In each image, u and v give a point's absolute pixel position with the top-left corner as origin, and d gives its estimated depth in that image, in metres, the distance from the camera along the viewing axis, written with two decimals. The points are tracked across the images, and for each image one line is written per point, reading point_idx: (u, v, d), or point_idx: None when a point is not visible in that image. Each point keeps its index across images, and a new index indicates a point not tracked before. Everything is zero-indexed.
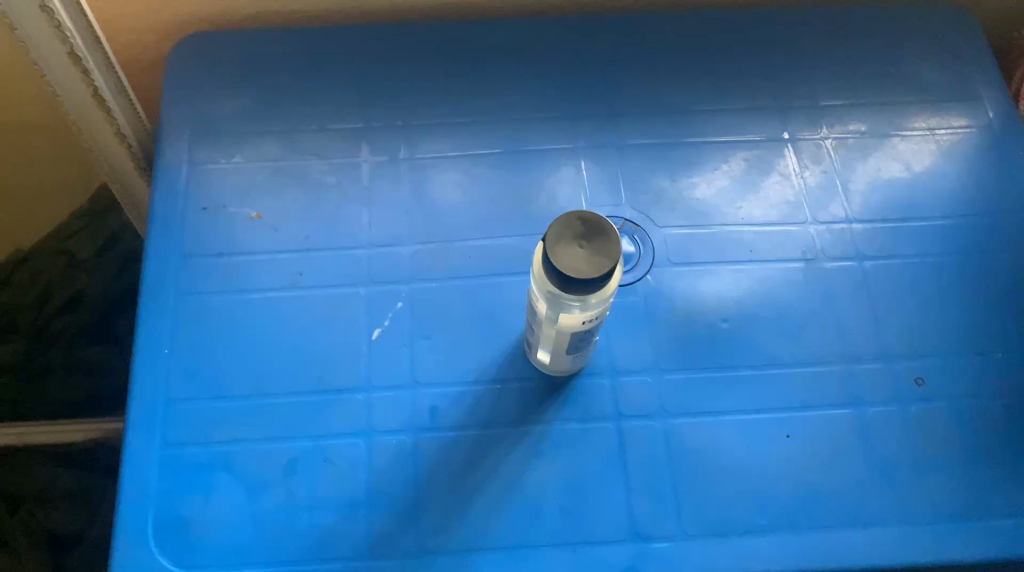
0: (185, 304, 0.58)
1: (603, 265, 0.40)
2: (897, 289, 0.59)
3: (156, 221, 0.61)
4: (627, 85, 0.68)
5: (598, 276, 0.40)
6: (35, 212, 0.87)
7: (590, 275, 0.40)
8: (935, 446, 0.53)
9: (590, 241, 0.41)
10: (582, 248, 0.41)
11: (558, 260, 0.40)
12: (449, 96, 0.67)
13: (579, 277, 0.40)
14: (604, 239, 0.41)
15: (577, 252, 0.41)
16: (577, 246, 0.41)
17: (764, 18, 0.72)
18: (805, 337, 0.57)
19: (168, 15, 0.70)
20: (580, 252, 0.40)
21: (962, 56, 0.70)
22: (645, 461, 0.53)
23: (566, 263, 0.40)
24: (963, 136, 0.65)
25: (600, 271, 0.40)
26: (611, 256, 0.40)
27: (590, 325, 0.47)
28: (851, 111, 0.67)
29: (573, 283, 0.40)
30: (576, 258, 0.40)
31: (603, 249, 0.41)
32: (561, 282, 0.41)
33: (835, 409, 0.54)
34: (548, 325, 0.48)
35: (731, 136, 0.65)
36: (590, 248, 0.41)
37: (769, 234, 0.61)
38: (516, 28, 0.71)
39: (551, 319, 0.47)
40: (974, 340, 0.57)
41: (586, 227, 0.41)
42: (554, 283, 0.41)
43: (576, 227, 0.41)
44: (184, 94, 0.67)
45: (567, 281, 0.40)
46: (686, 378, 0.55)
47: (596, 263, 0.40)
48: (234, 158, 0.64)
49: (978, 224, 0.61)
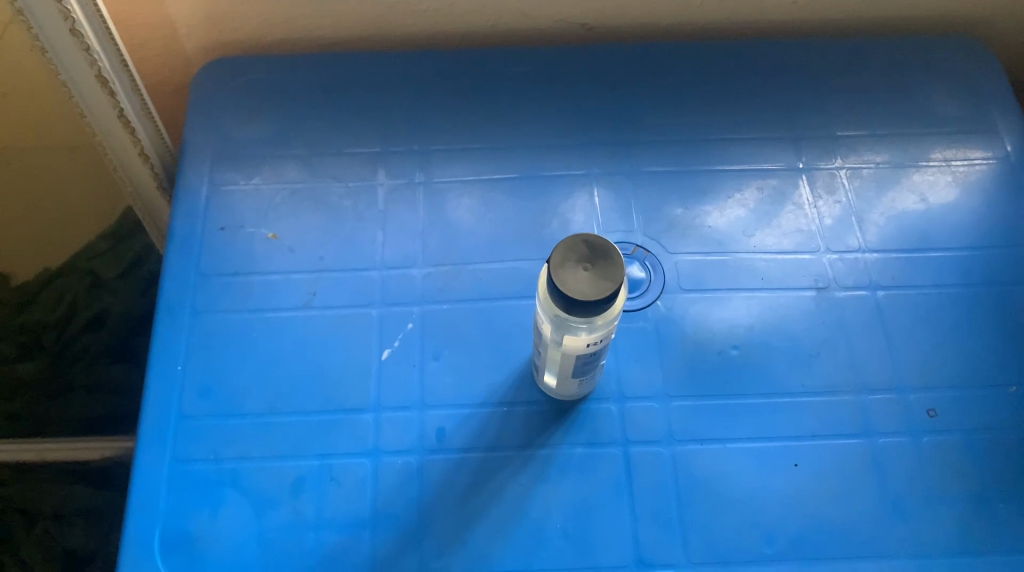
0: (200, 322, 0.59)
1: (605, 287, 0.40)
2: (909, 319, 0.58)
3: (175, 240, 0.62)
4: (643, 113, 0.68)
5: (601, 297, 0.40)
6: (60, 230, 0.89)
7: (592, 297, 0.40)
8: (945, 478, 0.53)
9: (593, 263, 0.41)
10: (585, 271, 0.41)
11: (561, 282, 0.41)
12: (467, 122, 0.68)
13: (581, 298, 0.40)
14: (607, 262, 0.41)
15: (581, 275, 0.41)
16: (581, 268, 0.41)
17: (782, 49, 0.72)
18: (815, 366, 0.57)
19: (195, 41, 0.71)
20: (584, 274, 0.41)
21: (980, 88, 0.70)
22: (652, 487, 0.52)
23: (570, 285, 0.40)
24: (979, 169, 0.65)
25: (603, 294, 0.40)
26: (614, 278, 0.41)
27: (595, 349, 0.47)
28: (866, 141, 0.67)
29: (576, 305, 0.40)
30: (579, 280, 0.41)
31: (606, 272, 0.41)
32: (565, 304, 0.41)
33: (844, 439, 0.54)
34: (555, 347, 0.48)
35: (746, 165, 0.65)
36: (594, 271, 0.41)
37: (782, 263, 0.61)
38: (535, 56, 0.72)
39: (557, 342, 0.47)
40: (988, 373, 0.56)
41: (590, 249, 0.41)
42: (559, 306, 0.42)
43: (581, 250, 0.41)
44: (207, 117, 0.68)
45: (570, 302, 0.40)
46: (695, 405, 0.55)
47: (599, 285, 0.40)
48: (253, 179, 0.65)
49: (993, 257, 0.61)
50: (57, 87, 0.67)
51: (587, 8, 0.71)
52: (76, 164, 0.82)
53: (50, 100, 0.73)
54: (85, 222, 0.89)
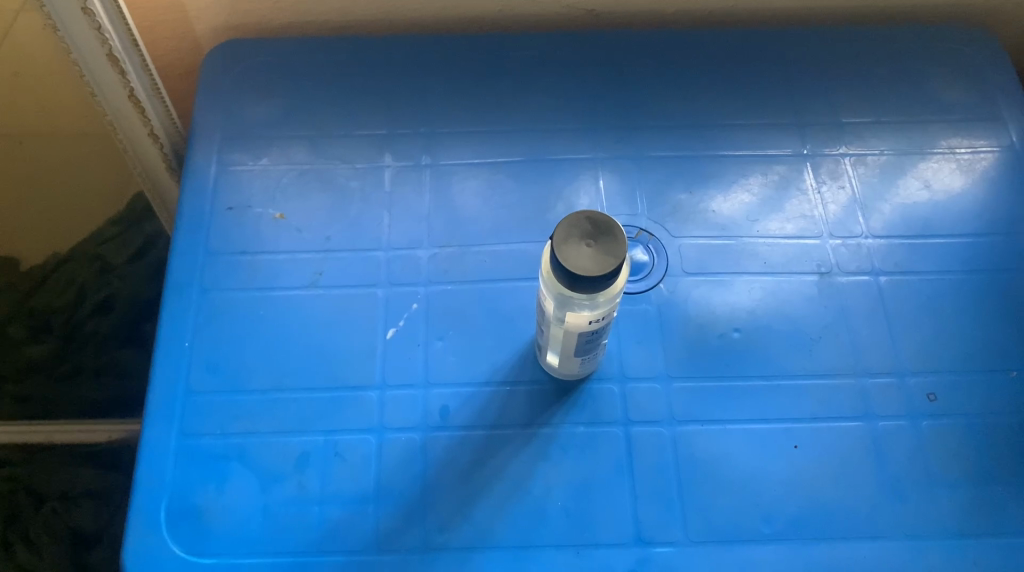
0: (207, 300, 0.59)
1: (608, 262, 0.41)
2: (911, 305, 0.59)
3: (184, 219, 0.63)
4: (650, 100, 0.69)
5: (604, 273, 0.40)
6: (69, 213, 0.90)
7: (594, 272, 0.40)
8: (944, 462, 0.53)
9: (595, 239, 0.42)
10: (588, 246, 0.41)
11: (564, 258, 0.41)
12: (474, 105, 0.68)
13: (584, 274, 0.40)
14: (610, 239, 0.41)
15: (584, 251, 0.41)
16: (585, 245, 0.41)
17: (788, 36, 0.72)
18: (817, 349, 0.57)
19: (205, 23, 0.72)
20: (587, 251, 0.41)
21: (986, 77, 0.70)
22: (652, 467, 0.53)
23: (573, 261, 0.41)
24: (983, 157, 0.66)
25: (606, 270, 0.40)
26: (616, 254, 0.41)
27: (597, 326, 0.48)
28: (871, 129, 0.67)
29: (579, 280, 0.41)
30: (583, 256, 0.41)
31: (608, 249, 0.41)
32: (568, 280, 0.41)
33: (843, 421, 0.54)
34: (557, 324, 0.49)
35: (751, 151, 0.66)
36: (597, 247, 0.41)
37: (785, 248, 0.61)
38: (542, 41, 0.72)
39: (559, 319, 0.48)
40: (989, 358, 0.57)
41: (594, 226, 0.42)
42: (561, 282, 0.42)
43: (584, 227, 0.42)
44: (216, 98, 0.69)
45: (573, 279, 0.41)
46: (696, 387, 0.56)
47: (601, 260, 0.41)
48: (261, 160, 0.66)
49: (996, 244, 0.61)
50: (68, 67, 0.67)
51: None
52: (87, 146, 0.82)
53: (61, 81, 0.73)
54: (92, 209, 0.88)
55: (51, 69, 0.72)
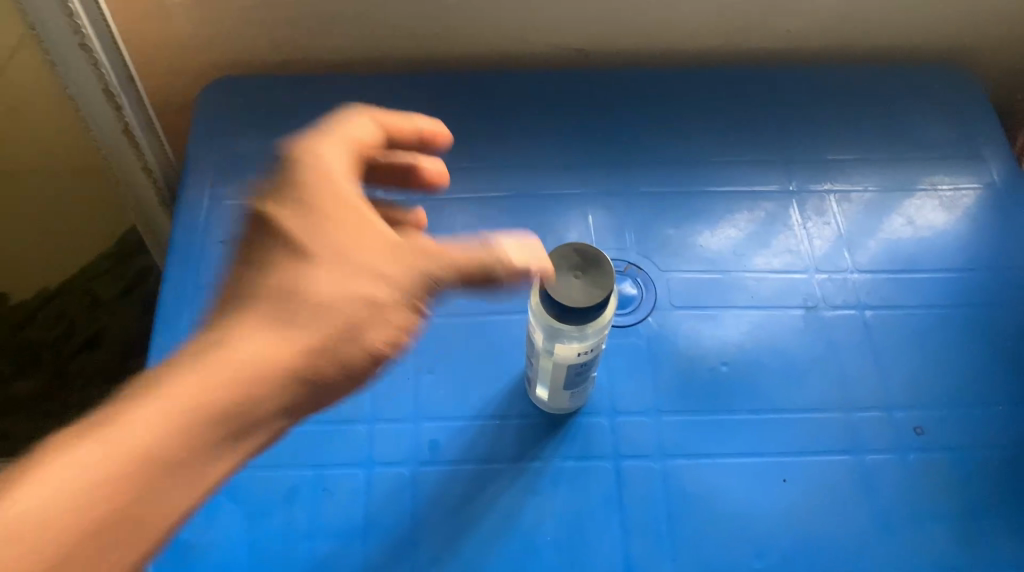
0: (198, 334, 0.59)
1: (594, 294, 0.44)
2: (898, 339, 0.59)
3: (176, 252, 0.63)
4: (640, 136, 0.70)
5: (592, 304, 0.43)
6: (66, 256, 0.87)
7: (585, 303, 0.43)
8: (933, 495, 0.53)
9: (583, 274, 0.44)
10: (575, 281, 0.44)
11: (554, 290, 0.44)
12: (466, 141, 0.69)
13: (575, 304, 0.43)
14: (598, 272, 0.44)
15: (573, 283, 0.44)
16: (573, 277, 0.44)
17: (775, 75, 0.74)
18: (805, 383, 0.57)
19: (201, 59, 0.73)
20: (576, 282, 0.44)
21: (967, 115, 0.72)
22: (642, 501, 0.53)
23: (563, 292, 0.43)
24: (966, 193, 0.67)
25: (594, 300, 0.43)
26: (603, 287, 0.44)
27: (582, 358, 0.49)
28: (855, 166, 0.68)
29: (570, 311, 0.43)
30: (572, 287, 0.44)
31: (596, 281, 0.44)
32: (559, 311, 0.44)
33: (833, 455, 0.55)
34: (543, 358, 0.49)
35: (738, 187, 0.67)
36: (584, 279, 0.44)
37: (771, 282, 0.62)
38: (533, 79, 0.73)
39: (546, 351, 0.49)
40: (975, 391, 0.57)
41: (581, 259, 0.45)
42: (552, 313, 0.45)
43: (572, 260, 0.45)
44: (211, 134, 0.70)
45: (564, 310, 0.44)
46: (685, 421, 0.56)
47: (588, 292, 0.44)
48: (254, 194, 0.66)
49: (980, 279, 0.62)
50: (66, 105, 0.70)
51: (584, 33, 0.73)
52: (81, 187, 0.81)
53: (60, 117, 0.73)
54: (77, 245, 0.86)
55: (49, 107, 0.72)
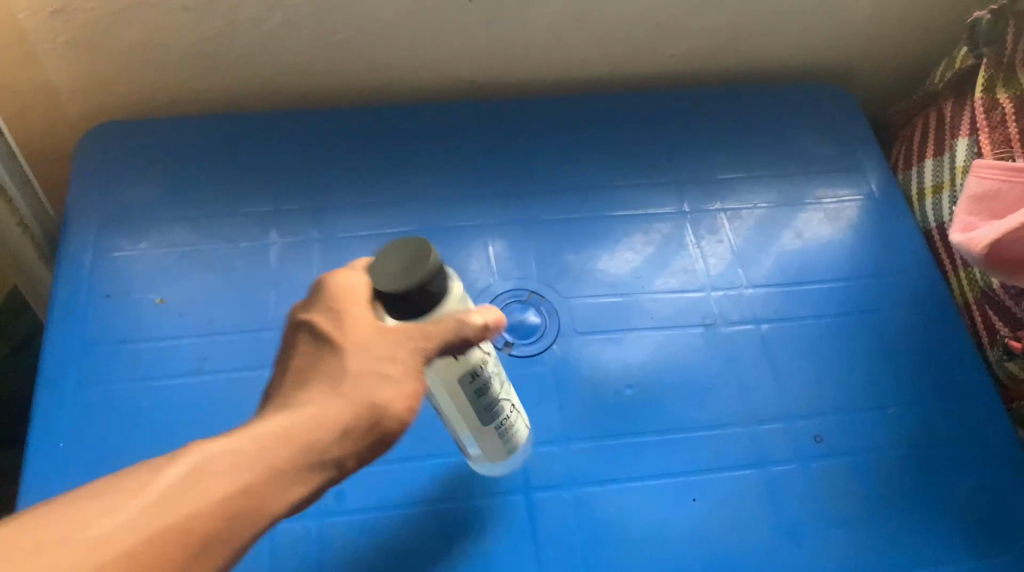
0: (84, 395, 0.56)
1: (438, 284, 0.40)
2: (794, 350, 0.61)
3: (58, 310, 0.60)
4: (536, 165, 0.70)
5: (394, 288, 0.39)
6: None
7: (385, 286, 0.39)
8: (835, 500, 0.55)
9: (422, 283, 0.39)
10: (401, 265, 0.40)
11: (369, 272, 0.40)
12: (362, 178, 0.68)
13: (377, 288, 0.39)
14: (419, 256, 0.40)
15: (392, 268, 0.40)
16: (393, 260, 0.40)
17: (664, 98, 0.76)
18: (709, 400, 0.58)
19: (78, 107, 0.70)
20: (394, 266, 0.40)
21: (846, 130, 0.75)
22: (556, 532, 0.52)
23: (375, 275, 0.40)
24: (849, 205, 0.69)
25: (395, 286, 0.39)
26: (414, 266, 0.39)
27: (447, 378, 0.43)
28: (745, 184, 0.70)
29: (376, 294, 0.40)
30: (385, 270, 0.40)
31: (412, 265, 0.39)
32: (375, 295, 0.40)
33: (739, 470, 0.55)
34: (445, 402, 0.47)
35: (634, 210, 0.68)
36: (401, 262, 0.40)
37: (671, 302, 0.63)
38: (427, 112, 0.73)
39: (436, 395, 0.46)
40: (869, 396, 0.59)
41: (414, 245, 0.40)
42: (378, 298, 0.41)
43: (406, 245, 0.40)
44: (91, 183, 0.67)
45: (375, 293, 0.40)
46: (594, 447, 0.56)
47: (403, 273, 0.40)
48: (140, 244, 0.64)
49: (866, 287, 0.65)
50: None
51: (474, 66, 0.74)
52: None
53: None
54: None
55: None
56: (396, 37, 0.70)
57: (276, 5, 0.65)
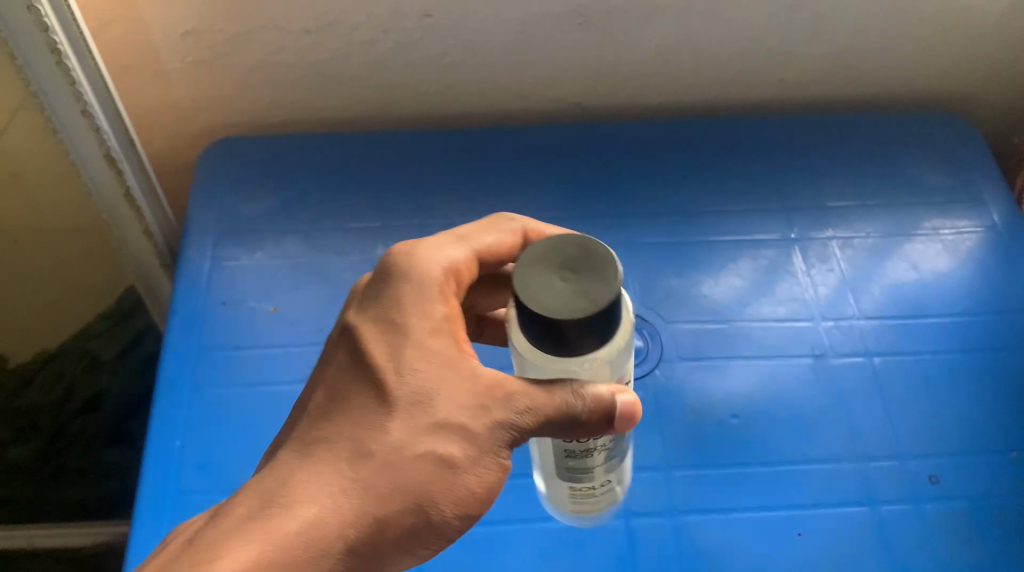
0: (200, 397, 0.59)
1: (600, 291, 0.31)
2: (909, 385, 0.59)
3: (178, 315, 0.63)
4: (639, 188, 0.70)
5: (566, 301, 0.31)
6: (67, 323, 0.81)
7: (563, 296, 0.32)
8: (953, 546, 0.52)
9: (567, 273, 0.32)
10: (564, 270, 0.33)
11: (530, 300, 0.31)
12: (466, 197, 0.70)
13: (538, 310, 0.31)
14: (597, 276, 0.32)
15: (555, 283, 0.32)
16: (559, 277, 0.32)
17: (769, 123, 0.75)
18: (817, 435, 0.57)
19: (201, 124, 0.74)
20: (560, 284, 0.32)
21: (964, 160, 0.72)
22: (658, 561, 0.52)
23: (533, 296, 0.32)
24: (969, 237, 0.67)
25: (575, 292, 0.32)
26: (615, 287, 0.32)
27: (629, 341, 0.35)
28: (855, 212, 0.68)
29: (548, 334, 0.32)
30: (552, 293, 0.32)
31: (588, 282, 0.32)
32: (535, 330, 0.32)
33: (849, 507, 0.54)
34: None
35: (740, 237, 0.67)
36: (573, 280, 0.32)
37: (778, 331, 0.61)
38: (532, 134, 0.74)
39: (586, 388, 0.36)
40: (989, 438, 0.56)
41: (581, 253, 0.33)
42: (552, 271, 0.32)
43: (553, 258, 0.33)
44: (211, 195, 0.70)
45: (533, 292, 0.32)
46: (697, 478, 0.55)
47: (584, 287, 0.32)
48: (255, 254, 0.66)
49: (987, 322, 0.62)
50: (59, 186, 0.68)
51: (580, 87, 0.74)
52: (70, 254, 0.75)
53: (46, 192, 0.69)
54: (73, 312, 0.80)
55: (41, 192, 0.69)
56: (504, 57, 0.70)
57: (392, 27, 0.67)
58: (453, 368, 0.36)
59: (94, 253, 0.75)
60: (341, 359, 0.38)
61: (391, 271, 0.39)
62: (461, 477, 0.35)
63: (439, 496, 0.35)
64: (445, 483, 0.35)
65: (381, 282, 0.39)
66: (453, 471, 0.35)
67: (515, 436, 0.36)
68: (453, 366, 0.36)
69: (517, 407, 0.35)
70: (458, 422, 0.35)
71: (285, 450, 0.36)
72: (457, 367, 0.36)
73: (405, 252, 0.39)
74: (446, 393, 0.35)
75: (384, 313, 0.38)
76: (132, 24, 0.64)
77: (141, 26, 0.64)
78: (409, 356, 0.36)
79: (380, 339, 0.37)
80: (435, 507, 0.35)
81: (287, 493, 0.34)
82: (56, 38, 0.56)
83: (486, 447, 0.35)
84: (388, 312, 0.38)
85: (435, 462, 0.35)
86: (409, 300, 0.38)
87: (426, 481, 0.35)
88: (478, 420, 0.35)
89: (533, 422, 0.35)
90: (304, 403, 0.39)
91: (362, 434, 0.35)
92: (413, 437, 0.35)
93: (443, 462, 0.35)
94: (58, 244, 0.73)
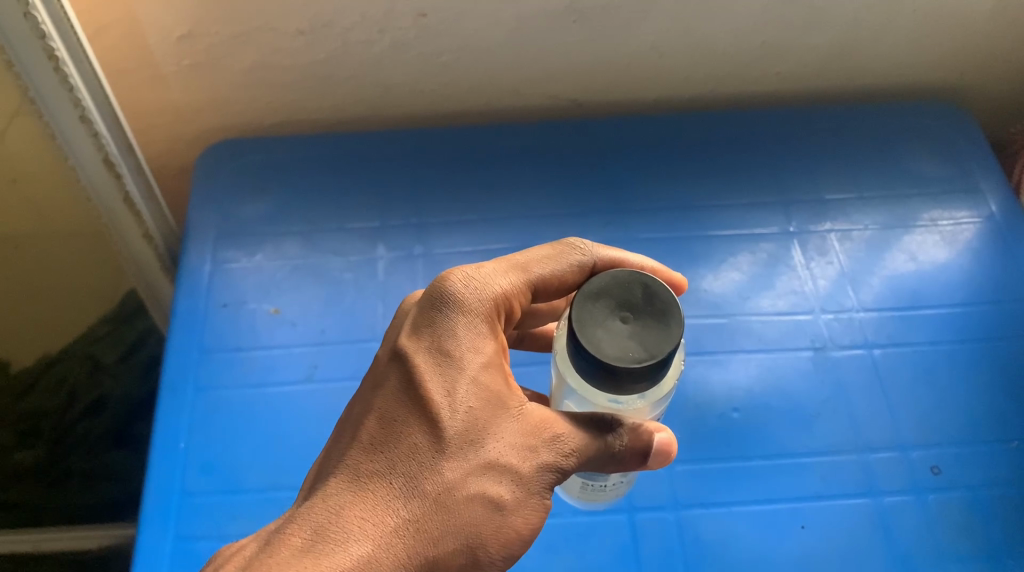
0: (203, 398, 0.59)
1: (657, 344, 0.35)
2: (909, 376, 0.59)
3: (178, 319, 0.63)
4: (637, 182, 0.70)
5: (628, 346, 0.35)
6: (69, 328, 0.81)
7: (624, 338, 0.35)
8: (954, 537, 0.52)
9: (624, 318, 0.35)
10: (629, 315, 0.35)
11: (595, 345, 0.34)
12: (462, 195, 0.70)
13: (603, 352, 0.34)
14: (653, 320, 0.35)
15: (616, 327, 0.35)
16: (618, 318, 0.35)
17: (766, 116, 0.75)
18: (818, 427, 0.57)
19: (199, 127, 0.74)
20: (622, 326, 0.35)
21: (960, 149, 0.72)
22: (660, 556, 0.52)
23: (598, 343, 0.35)
24: (967, 228, 0.67)
25: (634, 337, 0.35)
26: (672, 340, 0.35)
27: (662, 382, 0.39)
28: (853, 204, 0.68)
29: (609, 376, 0.34)
30: (614, 338, 0.35)
31: (649, 327, 0.35)
32: (601, 374, 0.34)
33: (851, 499, 0.54)
34: None
35: (737, 230, 0.67)
36: (634, 323, 0.35)
37: (778, 325, 0.62)
38: (530, 132, 0.74)
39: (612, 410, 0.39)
40: (989, 429, 0.57)
41: (645, 297, 0.36)
42: (611, 315, 0.36)
43: (615, 297, 0.36)
44: (210, 197, 0.70)
45: (598, 339, 0.35)
46: (700, 470, 0.55)
47: (644, 338, 0.35)
48: (255, 256, 0.66)
49: (985, 313, 0.62)
50: (58, 193, 0.68)
51: (576, 85, 0.74)
52: (70, 258, 0.75)
53: (46, 197, 0.69)
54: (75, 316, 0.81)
55: (41, 197, 0.69)
56: (500, 56, 0.70)
57: (387, 27, 0.66)
58: (502, 408, 0.37)
59: (93, 256, 0.75)
60: (393, 383, 0.37)
61: (449, 295, 0.38)
62: (509, 519, 0.36)
63: (488, 537, 0.36)
64: (494, 522, 0.36)
65: (437, 306, 0.38)
66: (502, 513, 0.36)
67: (558, 477, 0.37)
68: (502, 407, 0.37)
69: (563, 449, 0.37)
70: (507, 464, 0.36)
71: (334, 479, 0.36)
72: (506, 408, 0.37)
73: (463, 278, 0.39)
74: (495, 434, 0.36)
75: (438, 340, 0.37)
76: (127, 29, 0.64)
77: (136, 30, 0.64)
78: (460, 394, 0.36)
79: (432, 368, 0.37)
80: (485, 550, 0.36)
81: (344, 531, 0.34)
82: (54, 44, 0.56)
83: (533, 490, 0.37)
84: (443, 342, 0.37)
85: (484, 504, 0.35)
86: (462, 328, 0.37)
87: (477, 523, 0.35)
88: (524, 462, 0.36)
89: (576, 464, 0.37)
90: (349, 427, 0.38)
91: (413, 472, 0.35)
92: (464, 478, 0.35)
93: (493, 504, 0.36)
94: (57, 248, 0.74)
